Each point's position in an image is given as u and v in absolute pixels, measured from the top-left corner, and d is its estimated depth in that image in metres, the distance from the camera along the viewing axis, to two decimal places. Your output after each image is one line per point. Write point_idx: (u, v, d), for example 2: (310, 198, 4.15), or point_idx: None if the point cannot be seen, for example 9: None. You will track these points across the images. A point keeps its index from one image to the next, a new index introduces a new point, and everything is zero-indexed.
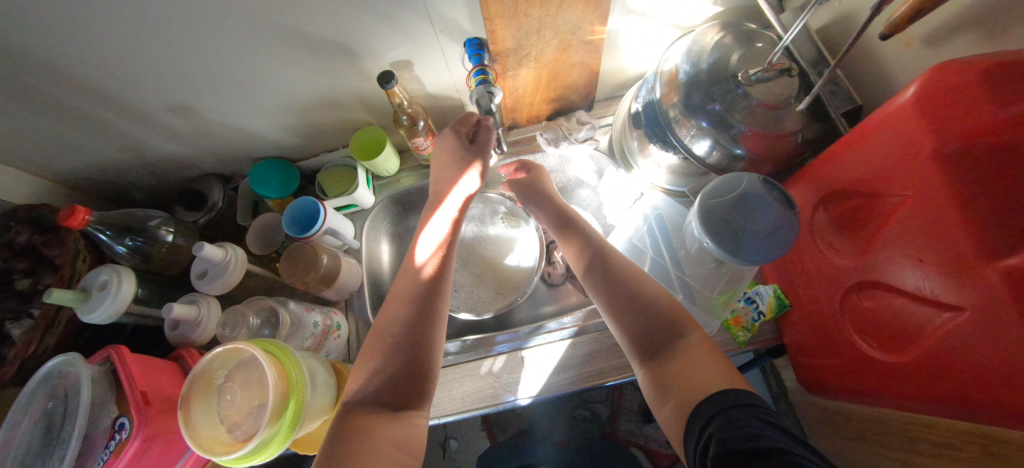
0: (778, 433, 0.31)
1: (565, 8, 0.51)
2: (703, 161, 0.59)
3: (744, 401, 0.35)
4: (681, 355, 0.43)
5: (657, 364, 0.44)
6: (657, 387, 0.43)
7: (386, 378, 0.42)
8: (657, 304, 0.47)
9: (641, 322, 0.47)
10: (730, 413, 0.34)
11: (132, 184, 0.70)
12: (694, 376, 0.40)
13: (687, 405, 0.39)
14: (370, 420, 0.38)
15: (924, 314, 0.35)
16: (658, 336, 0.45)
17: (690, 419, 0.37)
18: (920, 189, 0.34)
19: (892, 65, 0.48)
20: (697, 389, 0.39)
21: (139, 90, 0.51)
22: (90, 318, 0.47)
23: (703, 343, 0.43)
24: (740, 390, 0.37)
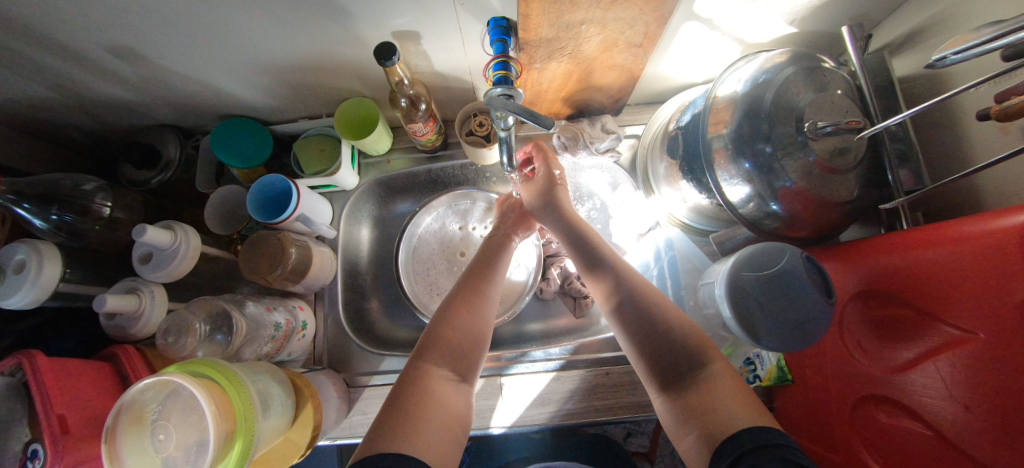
0: None
1: (621, 2, 0.40)
2: (735, 211, 0.49)
3: (772, 442, 0.29)
4: (706, 385, 0.36)
5: (679, 393, 0.37)
6: (677, 417, 0.37)
7: (453, 348, 0.43)
8: (680, 331, 0.41)
9: (663, 352, 0.41)
10: (756, 456, 0.29)
11: (64, 124, 0.58)
12: (720, 408, 0.34)
13: (710, 438, 0.33)
14: (439, 380, 0.40)
15: (946, 456, 0.31)
16: (682, 362, 0.39)
17: (712, 455, 0.32)
18: (1004, 335, 0.29)
19: (977, 146, 0.42)
20: (718, 421, 0.33)
21: (56, 17, 0.39)
22: (8, 303, 0.40)
23: (725, 370, 0.37)
24: (768, 426, 0.31)
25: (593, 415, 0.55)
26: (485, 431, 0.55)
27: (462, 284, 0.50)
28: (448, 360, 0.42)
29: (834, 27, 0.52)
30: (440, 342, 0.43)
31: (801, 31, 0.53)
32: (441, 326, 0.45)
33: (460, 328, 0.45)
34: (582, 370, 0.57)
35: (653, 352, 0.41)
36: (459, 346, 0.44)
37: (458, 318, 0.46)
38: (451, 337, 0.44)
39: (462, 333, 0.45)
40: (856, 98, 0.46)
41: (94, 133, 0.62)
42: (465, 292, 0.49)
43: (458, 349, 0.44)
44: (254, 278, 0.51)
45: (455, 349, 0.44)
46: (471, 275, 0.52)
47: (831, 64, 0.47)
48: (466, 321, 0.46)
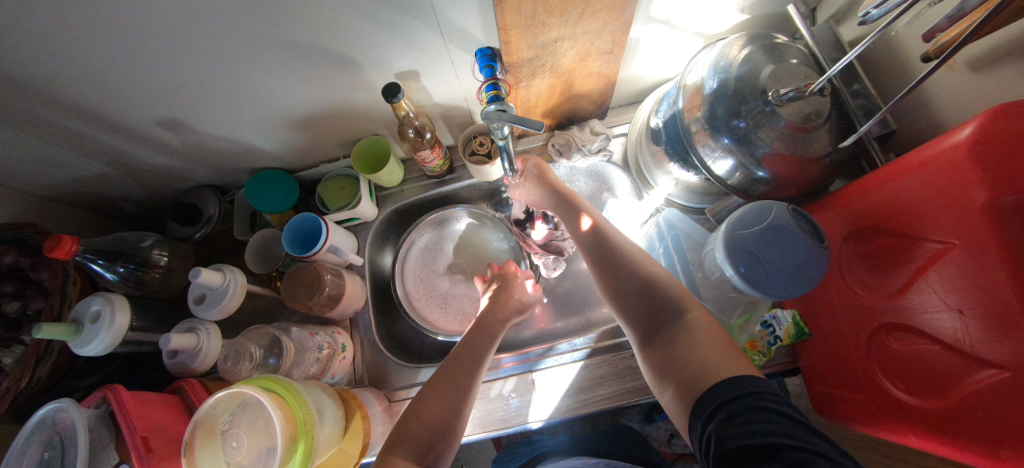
0: (782, 423, 0.30)
1: (587, 17, 0.47)
2: (724, 182, 0.55)
3: (744, 392, 0.33)
4: (687, 342, 0.41)
5: (661, 348, 0.43)
6: (660, 371, 0.42)
7: (418, 443, 0.41)
8: (667, 291, 0.45)
9: (648, 310, 0.46)
10: (728, 407, 0.33)
11: (121, 197, 0.67)
12: (697, 362, 0.39)
13: (689, 391, 0.38)
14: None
15: (957, 364, 0.33)
16: (663, 321, 0.44)
17: (693, 408, 0.36)
18: (965, 240, 0.33)
19: (936, 89, 0.47)
20: (693, 373, 0.38)
21: (124, 102, 0.48)
22: (84, 352, 0.45)
23: (704, 324, 0.42)
24: (743, 375, 0.35)
25: (626, 396, 0.56)
26: (524, 427, 0.57)
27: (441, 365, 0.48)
28: (414, 451, 0.40)
29: (782, 8, 0.58)
30: (410, 432, 0.42)
31: (754, 18, 0.59)
32: (409, 419, 0.43)
33: (432, 421, 0.42)
34: (609, 355, 0.59)
35: (641, 315, 0.46)
36: (428, 434, 0.42)
37: (429, 402, 0.44)
38: (418, 425, 0.42)
39: (430, 425, 0.42)
40: (812, 65, 0.52)
41: (141, 201, 0.70)
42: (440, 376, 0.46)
43: (427, 437, 0.41)
44: (297, 306, 0.57)
45: (424, 438, 0.41)
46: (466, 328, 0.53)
47: (785, 40, 0.53)
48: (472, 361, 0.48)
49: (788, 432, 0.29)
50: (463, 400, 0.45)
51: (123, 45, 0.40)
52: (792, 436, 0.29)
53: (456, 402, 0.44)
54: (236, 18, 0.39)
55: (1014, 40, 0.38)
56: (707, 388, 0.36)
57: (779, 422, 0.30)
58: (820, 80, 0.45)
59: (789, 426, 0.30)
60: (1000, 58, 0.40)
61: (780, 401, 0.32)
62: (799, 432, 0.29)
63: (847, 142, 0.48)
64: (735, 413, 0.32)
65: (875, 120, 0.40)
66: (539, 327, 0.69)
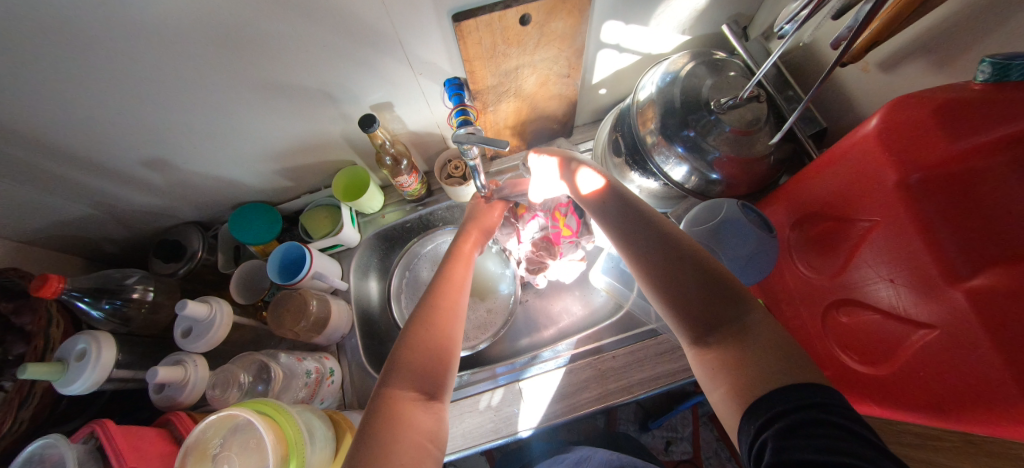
0: (858, 443, 0.25)
1: (542, 46, 0.52)
2: (682, 186, 0.60)
3: (815, 403, 0.28)
4: (751, 341, 0.35)
5: (719, 348, 0.36)
6: (711, 370, 0.36)
7: (416, 367, 0.41)
8: (720, 285, 0.39)
9: (701, 303, 0.39)
10: (793, 417, 0.28)
11: (105, 238, 0.68)
12: (763, 364, 0.33)
13: (742, 395, 0.33)
14: (403, 402, 0.38)
15: (897, 329, 0.37)
16: (720, 316, 0.38)
17: (748, 413, 0.31)
18: (887, 216, 0.37)
19: (854, 90, 0.53)
20: (759, 371, 0.33)
21: (113, 145, 0.51)
22: (68, 391, 0.45)
23: (765, 322, 0.36)
24: (811, 383, 0.30)
25: (611, 397, 0.58)
26: (514, 437, 0.57)
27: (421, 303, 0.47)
28: (413, 379, 0.40)
29: (718, 29, 0.65)
30: (403, 362, 0.41)
31: (694, 39, 0.65)
32: (401, 348, 0.43)
33: (418, 353, 0.42)
34: (590, 358, 0.61)
35: (691, 307, 0.39)
36: (424, 361, 0.42)
37: (414, 336, 0.43)
38: (412, 353, 0.42)
39: (426, 353, 0.42)
40: (748, 76, 0.57)
41: (123, 241, 0.71)
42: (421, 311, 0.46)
43: (423, 365, 0.41)
44: (283, 332, 0.58)
45: (418, 366, 0.41)
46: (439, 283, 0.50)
47: (723, 56, 0.59)
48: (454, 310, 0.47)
49: (861, 452, 0.25)
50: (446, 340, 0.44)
51: (114, 91, 0.44)
52: (869, 459, 0.24)
53: (444, 340, 0.44)
54: (221, 61, 0.43)
55: (917, 40, 0.44)
56: (767, 391, 0.31)
57: (853, 441, 0.26)
58: (750, 86, 0.50)
59: (869, 449, 0.25)
60: (904, 57, 0.46)
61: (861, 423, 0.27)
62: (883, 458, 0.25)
63: (776, 137, 0.53)
64: (800, 423, 0.28)
65: (800, 111, 0.46)
66: (525, 338, 0.71)
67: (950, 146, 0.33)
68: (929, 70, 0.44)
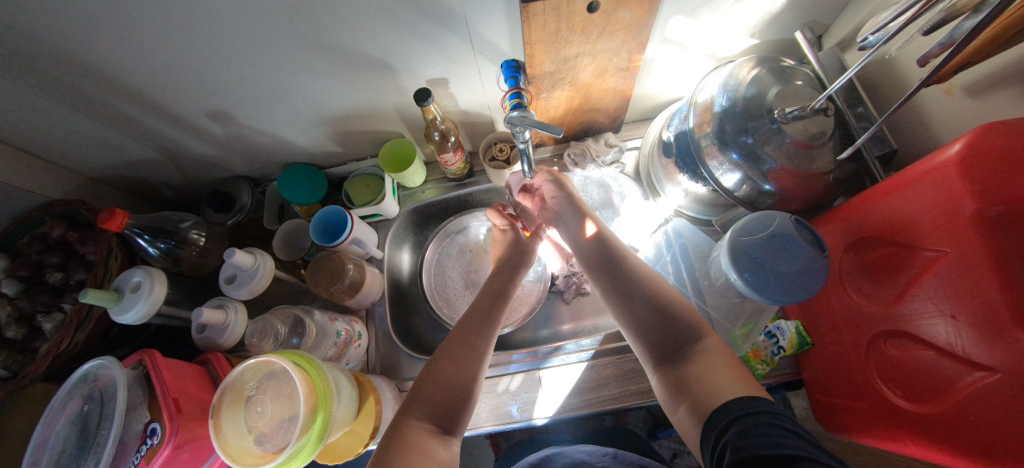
0: (797, 440, 0.30)
1: (606, 36, 0.51)
2: (731, 194, 0.58)
3: (759, 409, 0.33)
4: (703, 362, 0.40)
5: (674, 368, 0.42)
6: (672, 391, 0.41)
7: (436, 401, 0.43)
8: (678, 314, 0.45)
9: (659, 329, 0.45)
10: (745, 421, 0.33)
11: (162, 183, 0.72)
12: (709, 382, 0.38)
13: (701, 409, 0.37)
14: (419, 432, 0.40)
15: (951, 369, 0.35)
16: (677, 342, 0.43)
17: (706, 423, 0.36)
18: (956, 248, 0.35)
19: (935, 113, 0.50)
20: (710, 390, 0.37)
21: (181, 95, 0.53)
22: (124, 318, 0.48)
23: (719, 349, 0.41)
24: (755, 396, 0.35)
25: (630, 399, 0.57)
26: (529, 423, 0.58)
27: (450, 336, 0.49)
28: (431, 412, 0.42)
29: (791, 34, 0.62)
30: (424, 393, 0.43)
31: (763, 42, 0.63)
32: (424, 379, 0.45)
33: (439, 386, 0.44)
34: (614, 357, 0.60)
35: (651, 333, 0.45)
36: (443, 396, 0.43)
37: (437, 368, 0.45)
38: (434, 386, 0.44)
39: (447, 387, 0.44)
40: (817, 87, 0.55)
41: (179, 188, 0.75)
42: (449, 345, 0.48)
43: (439, 400, 0.43)
44: (318, 291, 0.60)
45: (437, 400, 0.43)
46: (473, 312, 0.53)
47: (793, 63, 0.57)
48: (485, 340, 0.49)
49: (800, 447, 0.29)
50: (467, 377, 0.45)
51: (191, 43, 0.45)
52: (806, 452, 0.29)
53: (464, 378, 0.45)
54: (290, 22, 0.44)
55: (1011, 67, 0.41)
56: (723, 403, 0.35)
57: (794, 439, 0.30)
58: (822, 98, 0.48)
59: (802, 442, 0.30)
60: (997, 82, 0.43)
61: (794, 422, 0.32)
62: (813, 450, 0.29)
63: (844, 151, 0.50)
64: (752, 426, 0.32)
65: (874, 132, 0.43)
66: (547, 329, 0.71)
67: None
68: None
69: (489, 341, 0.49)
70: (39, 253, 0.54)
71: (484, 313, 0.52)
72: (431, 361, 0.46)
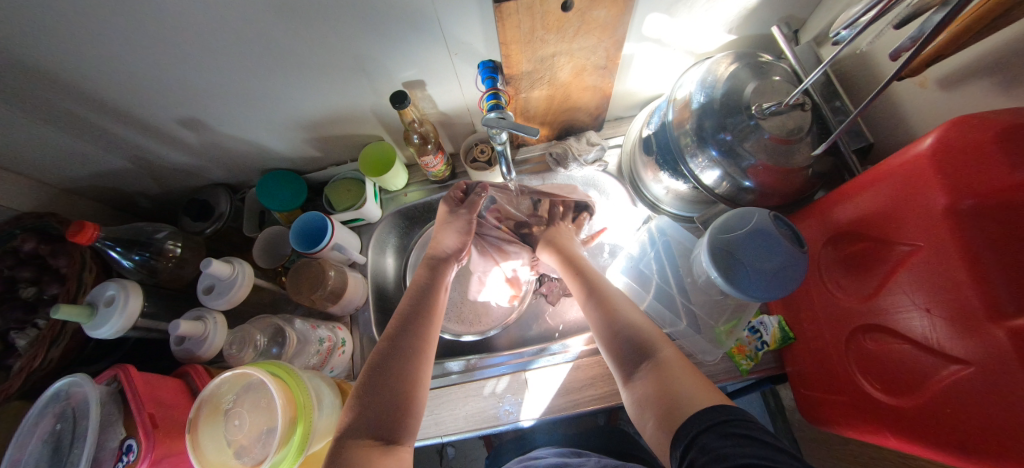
0: (755, 446, 0.29)
1: (581, 35, 0.51)
2: (712, 191, 0.58)
3: (716, 420, 0.32)
4: (668, 372, 0.40)
5: (642, 380, 0.41)
6: (639, 402, 0.40)
7: (376, 410, 0.41)
8: (645, 330, 0.46)
9: (631, 342, 0.45)
10: (706, 435, 0.32)
11: (139, 192, 0.71)
12: (672, 390, 0.38)
13: (669, 421, 0.36)
14: (359, 448, 0.37)
15: (927, 362, 0.35)
16: (638, 355, 0.44)
17: (673, 437, 0.35)
18: (929, 242, 0.35)
19: (909, 105, 0.50)
20: (672, 401, 0.37)
21: (151, 103, 0.52)
22: (98, 333, 0.47)
23: (675, 359, 0.42)
24: (721, 406, 0.34)
25: (616, 398, 0.57)
26: (516, 424, 0.58)
27: (386, 343, 0.47)
28: (371, 427, 0.39)
29: (768, 29, 0.62)
30: (362, 408, 0.41)
31: (741, 38, 0.63)
32: (361, 392, 0.42)
33: (381, 395, 0.42)
34: (600, 356, 0.61)
35: (623, 346, 0.46)
36: (383, 407, 0.41)
37: (383, 374, 0.43)
38: (372, 399, 0.41)
39: (387, 396, 0.42)
40: (794, 82, 0.55)
41: (157, 197, 0.74)
42: (384, 351, 0.46)
43: (382, 409, 0.41)
44: (300, 298, 0.59)
45: (379, 411, 0.41)
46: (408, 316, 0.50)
47: (770, 59, 0.56)
48: (419, 347, 0.47)
49: (756, 453, 0.28)
50: (410, 383, 0.43)
51: (156, 50, 0.44)
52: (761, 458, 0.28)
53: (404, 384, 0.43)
54: (258, 27, 0.43)
55: (980, 59, 0.41)
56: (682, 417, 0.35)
57: (752, 446, 0.29)
58: (796, 93, 0.48)
59: (761, 449, 0.29)
60: (968, 75, 0.43)
61: (752, 427, 0.31)
62: (773, 455, 0.28)
63: (819, 147, 0.50)
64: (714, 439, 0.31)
65: (849, 125, 0.43)
66: (534, 329, 0.71)
67: (1009, 174, 0.30)
68: (996, 90, 0.41)
69: (428, 341, 0.48)
70: (11, 267, 0.52)
71: (420, 318, 0.50)
72: (365, 372, 0.44)
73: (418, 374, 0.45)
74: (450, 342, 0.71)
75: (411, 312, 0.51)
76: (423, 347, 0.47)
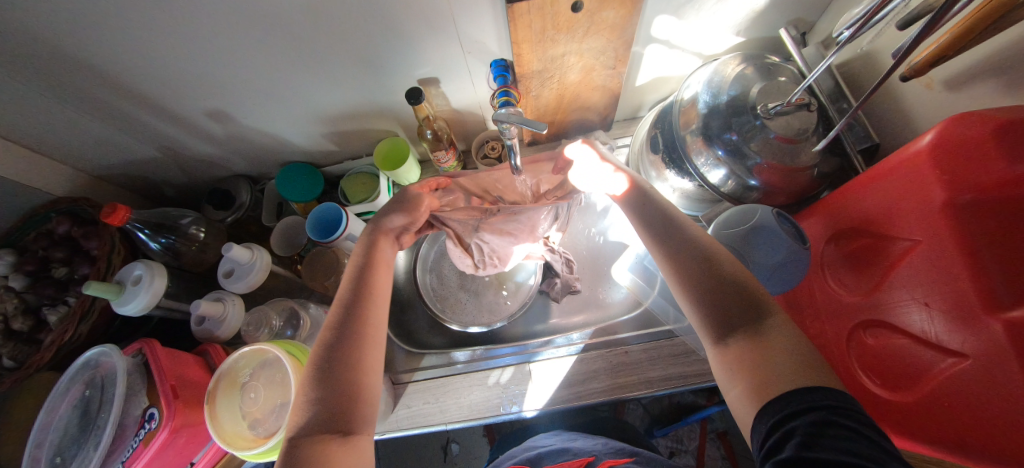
0: (864, 445, 0.26)
1: (591, 35, 0.53)
2: (718, 189, 0.58)
3: (817, 403, 0.29)
4: (776, 341, 0.34)
5: (737, 347, 0.35)
6: (728, 370, 0.35)
7: (329, 398, 0.36)
8: (746, 286, 0.37)
9: (731, 302, 0.37)
10: (804, 416, 0.29)
11: (164, 182, 0.74)
12: (780, 365, 0.32)
13: (761, 396, 0.32)
14: (315, 445, 0.33)
15: (924, 356, 0.35)
16: (736, 319, 0.36)
17: (759, 413, 0.32)
18: (930, 237, 0.35)
19: (915, 107, 0.50)
20: (773, 376, 0.32)
21: (182, 96, 0.55)
22: (124, 310, 0.50)
23: (787, 324, 0.35)
24: (824, 385, 0.30)
25: (618, 391, 0.58)
26: (519, 415, 0.58)
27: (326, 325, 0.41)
28: (324, 419, 0.34)
29: (775, 33, 0.63)
30: (310, 400, 0.35)
31: (749, 40, 0.64)
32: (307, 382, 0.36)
33: (334, 383, 0.36)
34: (603, 350, 0.61)
35: (715, 303, 0.38)
36: (338, 395, 0.36)
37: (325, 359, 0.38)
38: (324, 387, 0.36)
39: (339, 384, 0.36)
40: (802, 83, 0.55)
41: (181, 186, 0.77)
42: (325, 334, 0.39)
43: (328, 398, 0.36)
44: (314, 285, 0.61)
45: (325, 399, 0.35)
46: (350, 293, 0.44)
47: (777, 60, 0.57)
48: (364, 326, 0.41)
49: (865, 453, 0.25)
50: (356, 367, 0.38)
51: (188, 45, 0.47)
52: (875, 461, 0.25)
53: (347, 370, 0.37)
54: (283, 23, 0.46)
55: (984, 61, 0.42)
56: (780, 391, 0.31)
57: (860, 443, 0.26)
58: (800, 91, 0.49)
59: (870, 449, 0.26)
60: (975, 75, 0.43)
61: (857, 419, 0.28)
62: (881, 458, 0.25)
63: (821, 142, 0.51)
64: (811, 423, 0.28)
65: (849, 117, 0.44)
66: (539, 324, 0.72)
67: (1009, 167, 0.31)
68: (999, 92, 0.41)
69: (371, 319, 0.42)
70: (44, 248, 0.56)
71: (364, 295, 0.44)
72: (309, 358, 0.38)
73: (365, 354, 0.39)
74: (456, 334, 0.72)
75: (349, 298, 0.43)
76: (364, 324, 0.41)
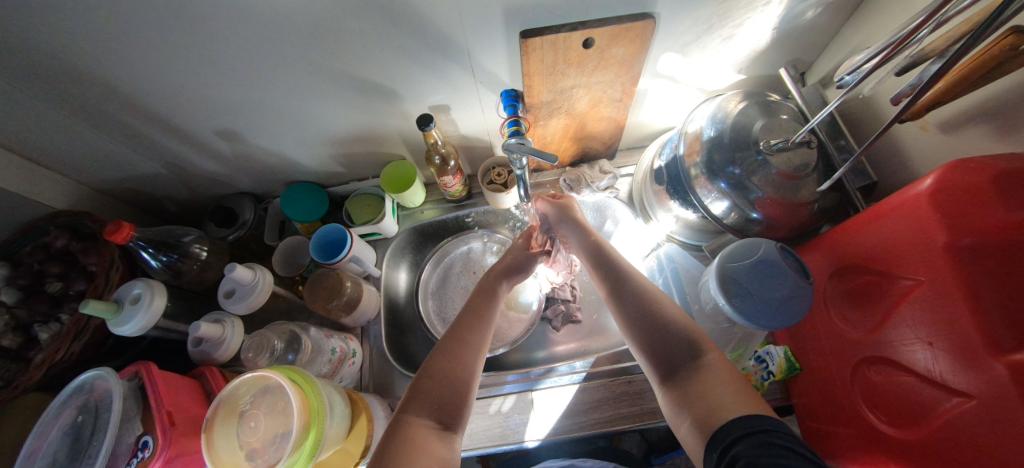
0: (798, 460, 0.31)
1: (600, 69, 0.55)
2: (720, 221, 0.60)
3: (756, 428, 0.34)
4: (708, 377, 0.40)
5: (680, 384, 0.42)
6: (676, 405, 0.41)
7: (435, 395, 0.43)
8: (682, 330, 0.45)
9: (671, 346, 0.45)
10: (747, 440, 0.33)
11: (166, 197, 0.74)
12: (713, 396, 0.38)
13: (704, 425, 0.37)
14: (420, 430, 0.40)
15: (930, 395, 0.35)
16: (678, 360, 0.43)
17: (708, 442, 0.36)
18: (930, 277, 0.36)
19: (910, 147, 0.52)
20: (710, 408, 0.38)
21: (194, 115, 0.56)
22: (120, 331, 0.49)
23: (721, 363, 0.41)
24: (759, 413, 0.35)
25: (623, 422, 0.57)
26: (521, 445, 0.57)
27: (449, 331, 0.51)
28: (432, 409, 0.42)
29: (775, 71, 0.66)
30: (422, 391, 0.44)
31: (749, 77, 0.66)
32: (424, 375, 0.45)
33: (443, 383, 0.45)
34: (607, 379, 0.61)
35: (659, 348, 0.45)
36: (444, 391, 0.44)
37: (441, 366, 0.46)
38: (436, 382, 0.45)
39: (448, 382, 0.45)
40: (802, 121, 0.58)
41: (183, 202, 0.77)
42: (446, 342, 0.49)
43: (440, 396, 0.44)
44: (315, 307, 0.61)
45: (436, 396, 0.43)
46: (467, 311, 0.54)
47: (777, 98, 0.60)
48: (477, 335, 0.51)
49: (798, 466, 0.30)
50: (467, 377, 0.46)
51: (205, 67, 0.48)
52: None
53: (461, 371, 0.46)
54: (301, 48, 0.47)
55: (977, 107, 0.44)
56: (724, 421, 0.36)
57: (794, 458, 0.31)
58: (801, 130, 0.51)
59: (803, 463, 0.30)
60: (968, 120, 0.45)
61: (791, 439, 0.32)
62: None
63: (823, 182, 0.52)
64: (755, 447, 0.32)
65: (855, 160, 0.45)
66: (541, 351, 0.71)
67: (1007, 214, 0.32)
68: (993, 136, 0.43)
69: (485, 333, 0.52)
70: (39, 262, 0.55)
71: (475, 312, 0.54)
72: (428, 360, 0.47)
73: (478, 358, 0.48)
74: None
75: (464, 315, 0.53)
76: (481, 333, 0.51)
